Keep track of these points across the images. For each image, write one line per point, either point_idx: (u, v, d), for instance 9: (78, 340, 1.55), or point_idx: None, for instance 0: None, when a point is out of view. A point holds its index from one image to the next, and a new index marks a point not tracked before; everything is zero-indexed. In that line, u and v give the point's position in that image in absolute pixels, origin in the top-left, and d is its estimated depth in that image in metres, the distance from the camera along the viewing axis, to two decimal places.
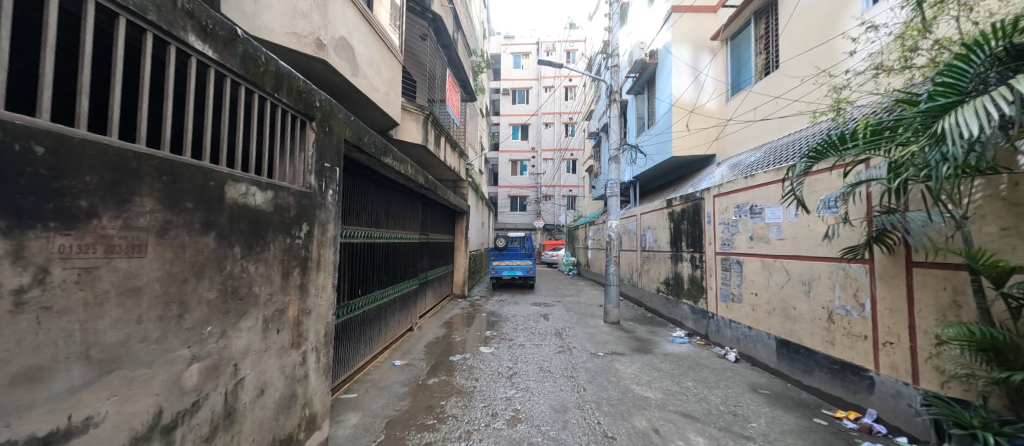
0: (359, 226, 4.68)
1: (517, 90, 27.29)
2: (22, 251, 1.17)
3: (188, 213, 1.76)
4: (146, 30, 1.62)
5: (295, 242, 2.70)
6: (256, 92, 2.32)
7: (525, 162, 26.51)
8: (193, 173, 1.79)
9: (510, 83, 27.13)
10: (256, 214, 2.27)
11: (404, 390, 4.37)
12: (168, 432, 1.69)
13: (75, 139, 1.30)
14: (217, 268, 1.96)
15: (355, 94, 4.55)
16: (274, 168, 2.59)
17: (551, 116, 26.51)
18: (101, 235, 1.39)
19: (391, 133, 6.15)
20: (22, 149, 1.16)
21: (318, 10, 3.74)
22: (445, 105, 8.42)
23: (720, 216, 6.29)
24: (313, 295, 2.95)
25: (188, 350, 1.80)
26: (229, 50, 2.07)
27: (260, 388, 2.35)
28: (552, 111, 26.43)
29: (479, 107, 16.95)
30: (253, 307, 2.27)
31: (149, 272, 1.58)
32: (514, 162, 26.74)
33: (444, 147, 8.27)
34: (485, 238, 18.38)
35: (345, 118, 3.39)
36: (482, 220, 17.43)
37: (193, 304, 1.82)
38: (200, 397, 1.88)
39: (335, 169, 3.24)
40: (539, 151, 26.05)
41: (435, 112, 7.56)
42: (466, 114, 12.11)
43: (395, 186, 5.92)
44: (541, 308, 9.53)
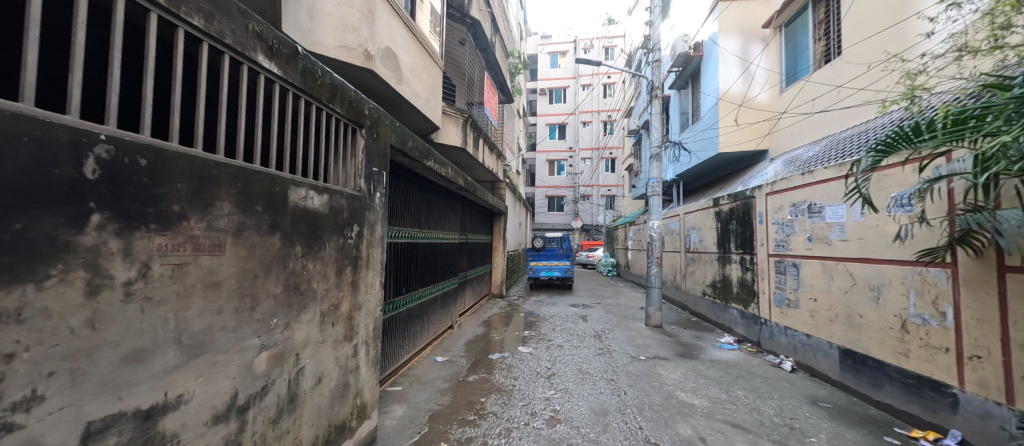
0: (403, 227, 4.89)
1: (554, 89, 27.15)
2: (131, 249, 1.34)
3: (258, 216, 1.96)
4: (225, 53, 1.82)
5: (347, 242, 2.88)
6: (313, 103, 2.51)
7: (563, 162, 26.31)
8: (262, 180, 1.99)
9: (548, 83, 27.08)
10: (315, 215, 2.46)
11: (445, 385, 4.53)
12: (242, 412, 1.88)
13: (171, 152, 1.47)
14: (281, 266, 2.16)
15: (399, 100, 4.77)
16: (330, 173, 2.79)
17: (589, 114, 26.15)
18: (190, 235, 1.57)
19: (432, 136, 6.37)
20: (130, 161, 1.32)
21: (365, 23, 3.97)
22: (483, 108, 8.59)
23: (773, 215, 5.93)
24: (364, 291, 3.15)
25: (258, 339, 1.99)
26: (291, 65, 2.27)
27: (318, 377, 2.55)
28: (590, 109, 26.05)
29: (516, 108, 17.08)
30: (312, 301, 2.47)
31: (226, 269, 1.77)
32: (552, 162, 26.62)
33: (483, 149, 8.43)
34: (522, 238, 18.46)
35: (390, 124, 3.57)
36: (520, 221, 17.52)
37: (263, 297, 2.02)
38: (268, 382, 2.07)
39: (382, 173, 3.43)
40: (577, 150, 25.77)
41: (473, 114, 7.73)
42: (504, 116, 12.26)
43: (436, 188, 6.12)
44: (580, 310, 9.44)
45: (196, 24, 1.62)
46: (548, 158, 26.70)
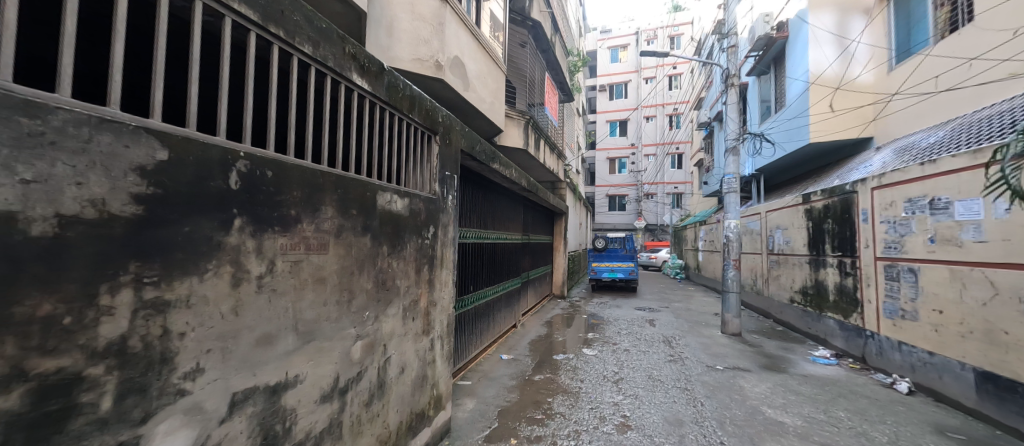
0: (471, 227, 5.08)
1: (615, 85, 26.29)
2: (262, 248, 1.54)
3: (353, 218, 2.17)
4: (327, 74, 2.04)
5: (425, 242, 3.07)
6: (396, 114, 2.72)
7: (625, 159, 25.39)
8: (356, 186, 2.21)
9: (609, 78, 26.29)
10: (398, 218, 2.67)
11: (512, 382, 4.62)
12: (342, 393, 2.11)
13: (288, 164, 1.69)
14: (371, 265, 2.37)
15: (465, 106, 4.96)
16: (410, 178, 3.00)
17: (653, 108, 24.94)
18: (303, 236, 1.79)
19: (496, 139, 6.53)
20: (261, 173, 1.53)
21: (436, 35, 4.19)
22: (544, 108, 8.60)
23: (882, 212, 5.17)
24: (438, 289, 3.33)
25: (354, 329, 2.21)
26: (379, 81, 2.48)
27: (401, 366, 2.76)
28: (655, 103, 24.80)
29: (576, 106, 16.82)
30: (396, 297, 2.67)
31: (330, 266, 1.99)
32: (614, 160, 25.78)
33: (544, 150, 8.45)
34: (583, 239, 18.14)
35: (461, 130, 3.73)
36: (580, 221, 17.24)
37: (357, 292, 2.23)
38: (362, 369, 2.29)
39: (454, 177, 3.60)
40: (641, 146, 24.68)
41: (534, 115, 7.78)
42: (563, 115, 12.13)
43: (501, 189, 6.26)
44: (646, 313, 9.04)
45: (307, 51, 1.84)
46: (609, 156, 25.91)
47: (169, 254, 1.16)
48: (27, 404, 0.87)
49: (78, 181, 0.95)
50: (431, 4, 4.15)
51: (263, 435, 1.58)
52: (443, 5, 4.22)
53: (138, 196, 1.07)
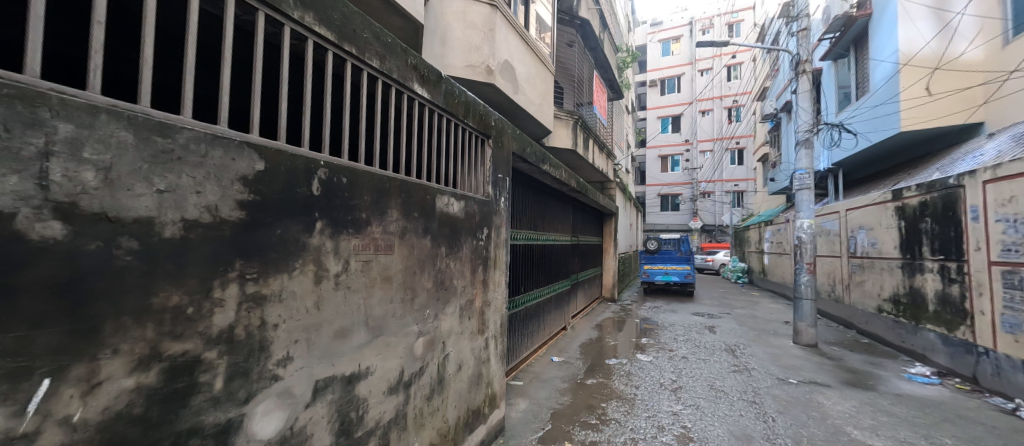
0: (522, 229, 5.11)
1: (667, 79, 25.05)
2: (339, 248, 1.68)
3: (415, 220, 2.29)
4: (392, 86, 2.17)
5: (479, 243, 3.15)
6: (452, 120, 2.82)
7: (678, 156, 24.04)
8: (417, 190, 2.32)
9: (660, 72, 25.16)
10: (455, 220, 2.76)
11: (564, 385, 4.58)
12: (407, 386, 2.23)
13: (360, 171, 1.82)
14: (431, 265, 2.48)
15: (515, 109, 5.02)
16: (465, 182, 3.08)
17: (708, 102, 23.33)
18: (372, 237, 1.91)
19: (545, 140, 6.53)
20: (337, 180, 1.66)
21: (487, 41, 4.27)
22: (592, 107, 8.45)
23: (997, 210, 4.46)
24: (492, 289, 3.40)
25: (416, 326, 2.32)
26: (437, 89, 2.59)
27: (459, 364, 2.85)
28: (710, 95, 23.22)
29: (626, 104, 16.30)
30: (453, 296, 2.77)
31: (395, 266, 2.11)
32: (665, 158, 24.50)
33: (593, 149, 8.30)
34: (634, 240, 17.53)
35: (512, 133, 3.78)
36: (631, 222, 16.66)
37: (419, 291, 2.34)
38: (424, 364, 2.41)
39: (506, 179, 3.65)
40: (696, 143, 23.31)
41: (582, 115, 7.67)
42: (613, 113, 11.80)
43: (550, 191, 6.25)
44: (705, 319, 8.52)
45: (375, 65, 1.97)
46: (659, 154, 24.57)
47: (265, 253, 1.29)
48: (162, 381, 1.00)
49: (198, 190, 1.08)
50: (482, 11, 4.25)
51: (341, 421, 1.72)
52: (493, 11, 4.31)
53: (241, 202, 1.21)
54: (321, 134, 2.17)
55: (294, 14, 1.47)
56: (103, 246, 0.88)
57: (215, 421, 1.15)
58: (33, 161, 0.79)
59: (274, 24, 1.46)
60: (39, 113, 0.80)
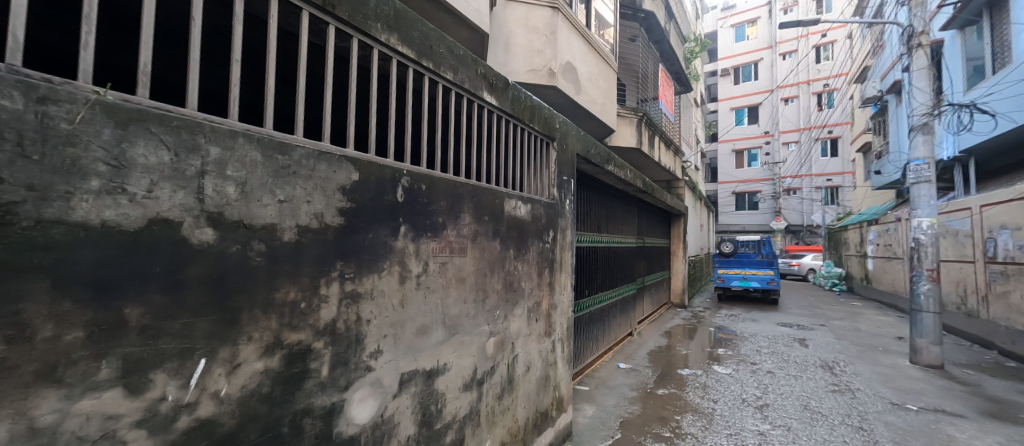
0: (586, 231, 5.01)
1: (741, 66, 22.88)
2: (419, 251, 1.79)
3: (486, 224, 2.37)
4: (464, 96, 2.26)
5: (545, 246, 3.16)
6: (518, 125, 2.86)
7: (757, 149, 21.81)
8: (487, 194, 2.39)
9: (734, 60, 23.16)
10: (522, 223, 2.80)
11: (633, 393, 4.41)
12: (480, 384, 2.31)
13: (437, 178, 1.92)
14: (501, 267, 2.54)
15: (577, 110, 4.96)
16: (531, 185, 3.10)
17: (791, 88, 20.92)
18: (448, 241, 2.01)
19: (607, 140, 6.36)
20: (418, 187, 1.78)
21: (549, 44, 4.27)
22: (658, 103, 8.04)
23: None
24: (559, 292, 3.39)
25: (487, 327, 2.39)
26: (504, 95, 2.65)
27: (527, 365, 2.89)
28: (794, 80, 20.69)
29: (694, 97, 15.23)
30: (521, 298, 2.81)
31: (468, 268, 2.20)
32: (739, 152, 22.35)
33: (659, 147, 7.89)
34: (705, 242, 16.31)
35: (576, 134, 3.74)
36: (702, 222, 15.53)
37: (490, 292, 2.41)
38: (495, 363, 2.47)
39: (571, 181, 3.62)
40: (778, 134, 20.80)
41: (647, 112, 7.34)
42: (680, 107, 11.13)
43: (615, 192, 6.07)
44: (794, 331, 7.64)
45: (449, 77, 2.07)
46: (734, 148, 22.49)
47: (360, 256, 1.43)
48: (282, 365, 1.16)
49: (308, 200, 1.23)
50: (544, 15, 4.27)
51: (423, 412, 1.83)
52: (555, 14, 4.30)
53: (340, 209, 1.36)
54: (400, 144, 2.32)
55: (381, 37, 1.60)
56: (241, 248, 1.04)
57: (323, 403, 1.30)
58: (195, 179, 0.95)
59: (366, 48, 1.60)
60: (197, 140, 0.96)
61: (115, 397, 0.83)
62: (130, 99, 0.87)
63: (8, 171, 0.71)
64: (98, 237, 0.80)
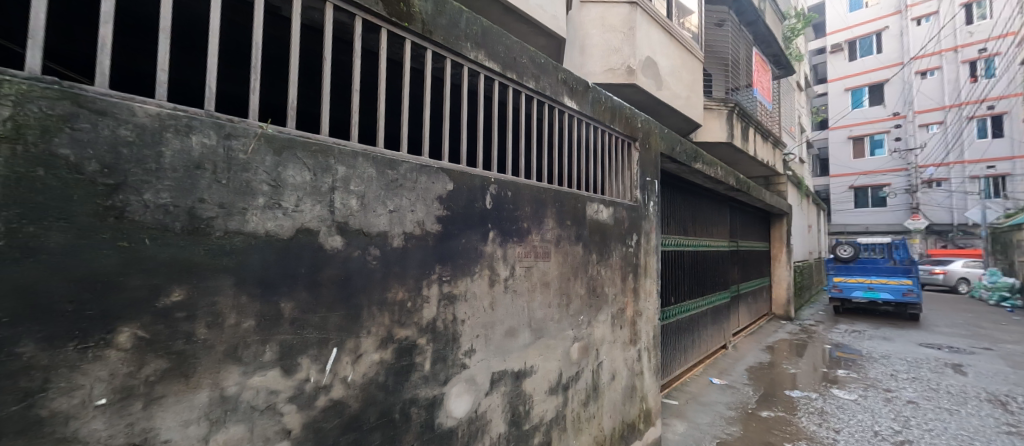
0: (671, 234, 4.70)
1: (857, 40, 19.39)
2: (506, 256, 1.86)
3: (569, 228, 2.37)
4: (545, 103, 2.29)
5: (629, 250, 3.05)
6: (598, 127, 2.81)
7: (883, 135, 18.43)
8: (569, 199, 2.39)
9: (846, 33, 19.82)
10: (604, 226, 2.74)
11: (731, 413, 4.01)
12: (565, 389, 2.31)
13: (521, 185, 1.97)
14: (584, 271, 2.52)
15: (659, 106, 4.69)
16: (613, 188, 3.01)
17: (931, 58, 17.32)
18: (533, 245, 2.05)
19: (692, 136, 5.92)
20: (505, 194, 1.84)
21: (627, 41, 4.11)
22: (752, 91, 7.24)
23: None
24: (644, 298, 3.24)
25: (572, 331, 2.38)
26: (584, 99, 2.62)
27: (612, 373, 2.80)
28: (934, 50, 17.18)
29: (796, 80, 13.36)
30: (605, 304, 2.75)
31: (552, 272, 2.22)
32: (858, 139, 19.10)
33: (755, 139, 7.09)
34: (815, 245, 14.23)
35: (660, 132, 3.55)
36: (810, 223, 13.61)
37: (573, 296, 2.40)
38: (580, 369, 2.45)
39: (655, 181, 3.44)
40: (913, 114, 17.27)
41: (738, 101, 6.66)
42: (781, 94, 9.90)
43: (702, 191, 5.61)
44: (946, 354, 6.25)
45: (532, 86, 2.11)
46: (849, 135, 19.33)
47: (455, 260, 1.54)
48: (393, 358, 1.29)
49: (412, 209, 1.37)
50: (622, 12, 4.14)
51: (512, 412, 1.89)
52: (633, 9, 4.14)
53: (438, 217, 1.47)
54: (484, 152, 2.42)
55: (471, 55, 1.70)
56: (361, 253, 1.20)
57: (427, 395, 1.42)
58: (328, 194, 1.12)
59: (458, 66, 1.72)
60: (329, 161, 1.13)
61: (276, 376, 1.00)
62: (283, 130, 1.05)
63: (206, 192, 0.90)
64: (262, 244, 0.98)
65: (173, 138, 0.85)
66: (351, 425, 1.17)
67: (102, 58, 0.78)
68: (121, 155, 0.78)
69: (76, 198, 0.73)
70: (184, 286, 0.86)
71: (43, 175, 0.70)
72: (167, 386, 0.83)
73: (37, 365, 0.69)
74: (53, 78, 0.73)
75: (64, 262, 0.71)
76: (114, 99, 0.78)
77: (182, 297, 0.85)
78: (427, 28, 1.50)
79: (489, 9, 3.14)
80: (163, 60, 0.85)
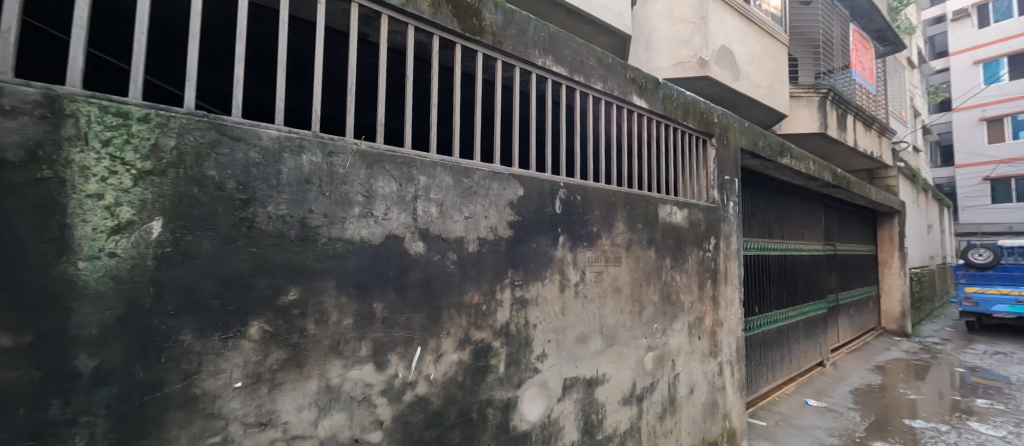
0: (753, 237, 4.28)
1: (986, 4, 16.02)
2: (577, 260, 1.84)
3: (640, 231, 2.27)
4: (613, 103, 2.22)
5: (706, 255, 2.84)
6: (670, 124, 2.67)
7: None
8: (640, 201, 2.29)
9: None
10: (678, 229, 2.58)
11: (833, 440, 3.53)
12: (640, 400, 2.21)
13: (590, 188, 1.94)
14: (657, 277, 2.40)
15: (736, 98, 4.33)
16: (686, 188, 2.83)
17: None
18: (603, 249, 2.00)
19: (775, 128, 5.37)
20: (574, 198, 1.82)
21: (698, 32, 3.83)
22: (849, 73, 6.36)
23: None
24: (724, 307, 2.99)
25: (645, 340, 2.28)
26: (654, 96, 2.50)
27: (690, 387, 2.61)
28: None
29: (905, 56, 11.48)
30: (681, 312, 2.59)
31: (623, 277, 2.15)
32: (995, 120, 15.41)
33: (855, 128, 6.22)
34: (936, 249, 12.04)
35: (739, 126, 3.27)
36: (929, 223, 11.50)
37: (647, 303, 2.30)
38: (655, 380, 2.33)
39: (734, 180, 3.17)
40: None
41: (832, 87, 5.90)
42: (888, 75, 8.57)
43: (790, 189, 5.04)
44: None
45: (599, 87, 2.07)
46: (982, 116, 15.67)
47: (526, 265, 1.56)
48: (470, 359, 1.34)
49: (485, 215, 1.41)
50: (692, 2, 3.87)
51: (585, 420, 1.85)
52: None
53: (509, 222, 1.51)
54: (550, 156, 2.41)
55: (539, 62, 1.72)
56: (441, 257, 1.27)
57: (502, 397, 1.45)
58: (411, 202, 1.21)
59: (526, 73, 1.75)
60: (412, 172, 1.21)
61: (370, 371, 1.10)
62: (374, 146, 1.15)
63: (315, 204, 1.02)
64: (357, 249, 1.08)
65: (289, 158, 0.98)
66: (433, 421, 1.24)
67: (237, 93, 0.92)
68: (252, 174, 0.92)
69: (219, 210, 0.87)
70: (298, 287, 0.98)
71: (198, 192, 0.85)
72: (285, 374, 0.95)
73: (194, 350, 0.83)
74: (203, 112, 0.88)
75: (210, 264, 0.85)
76: (245, 127, 0.92)
77: (296, 296, 0.97)
78: (497, 39, 1.55)
79: (552, 14, 3.14)
80: (281, 90, 0.98)
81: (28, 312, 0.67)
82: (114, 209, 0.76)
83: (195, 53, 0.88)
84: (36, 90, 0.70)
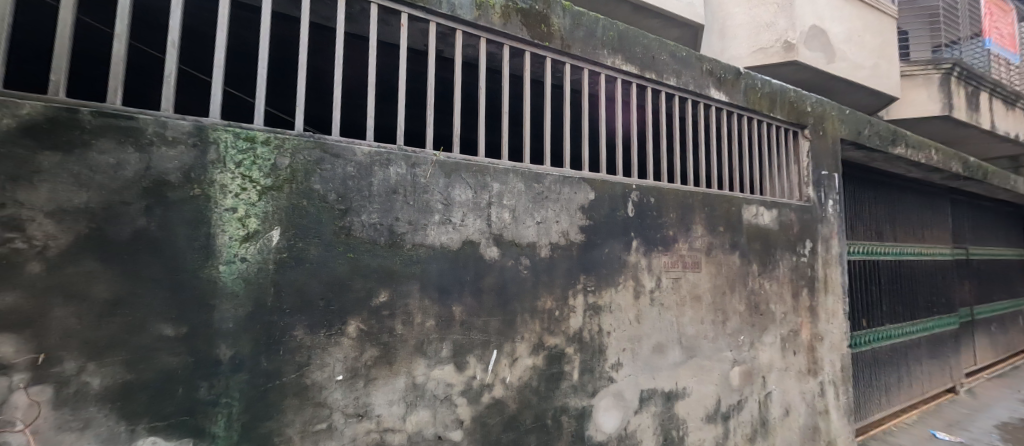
0: (859, 239, 3.73)
1: None
2: (651, 266, 1.75)
3: (722, 235, 2.09)
4: (688, 99, 2.09)
5: (801, 260, 2.54)
6: (754, 117, 2.44)
7: None
8: (721, 202, 2.11)
9: None
10: (766, 232, 2.34)
11: None
12: (726, 418, 2.04)
13: (665, 189, 1.84)
14: (743, 285, 2.19)
15: (832, 83, 3.84)
16: (775, 187, 2.56)
17: None
18: (680, 254, 1.89)
19: (882, 114, 4.67)
20: (648, 200, 1.74)
21: (783, 13, 3.46)
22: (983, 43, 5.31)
23: None
24: (825, 320, 2.64)
25: (731, 353, 2.09)
26: (736, 87, 2.30)
27: (785, 408, 2.34)
28: None
29: None
30: (772, 323, 2.34)
31: (704, 285, 2.00)
32: None
33: (993, 108, 5.16)
34: None
35: (839, 114, 2.89)
36: None
37: (731, 313, 2.12)
38: (743, 397, 2.12)
39: (834, 175, 2.80)
40: None
41: (959, 61, 4.97)
42: None
43: (906, 183, 4.33)
44: None
45: (672, 83, 1.96)
46: None
47: (598, 270, 1.52)
48: (544, 364, 1.34)
49: (557, 220, 1.41)
50: None
51: (664, 436, 1.75)
52: None
53: (581, 227, 1.48)
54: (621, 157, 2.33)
55: (608, 61, 1.68)
56: (514, 263, 1.29)
57: (576, 405, 1.42)
58: (485, 209, 1.25)
59: (594, 75, 1.72)
60: (486, 179, 1.25)
61: (451, 371, 1.15)
62: (451, 156, 1.20)
63: (401, 212, 1.09)
64: (438, 254, 1.14)
65: (379, 171, 1.07)
66: (510, 424, 1.25)
67: (336, 114, 1.03)
68: (349, 186, 1.02)
69: (324, 219, 0.98)
70: (387, 289, 1.06)
71: (307, 204, 0.96)
72: (378, 370, 1.03)
73: (305, 345, 0.94)
74: (310, 133, 0.99)
75: (316, 267, 0.96)
76: (343, 144, 1.02)
77: (386, 298, 1.05)
78: (565, 43, 1.54)
79: (617, 11, 3.05)
80: (371, 109, 1.08)
81: (185, 307, 0.81)
82: (244, 220, 0.89)
83: (302, 81, 1.00)
84: (188, 123, 0.84)
